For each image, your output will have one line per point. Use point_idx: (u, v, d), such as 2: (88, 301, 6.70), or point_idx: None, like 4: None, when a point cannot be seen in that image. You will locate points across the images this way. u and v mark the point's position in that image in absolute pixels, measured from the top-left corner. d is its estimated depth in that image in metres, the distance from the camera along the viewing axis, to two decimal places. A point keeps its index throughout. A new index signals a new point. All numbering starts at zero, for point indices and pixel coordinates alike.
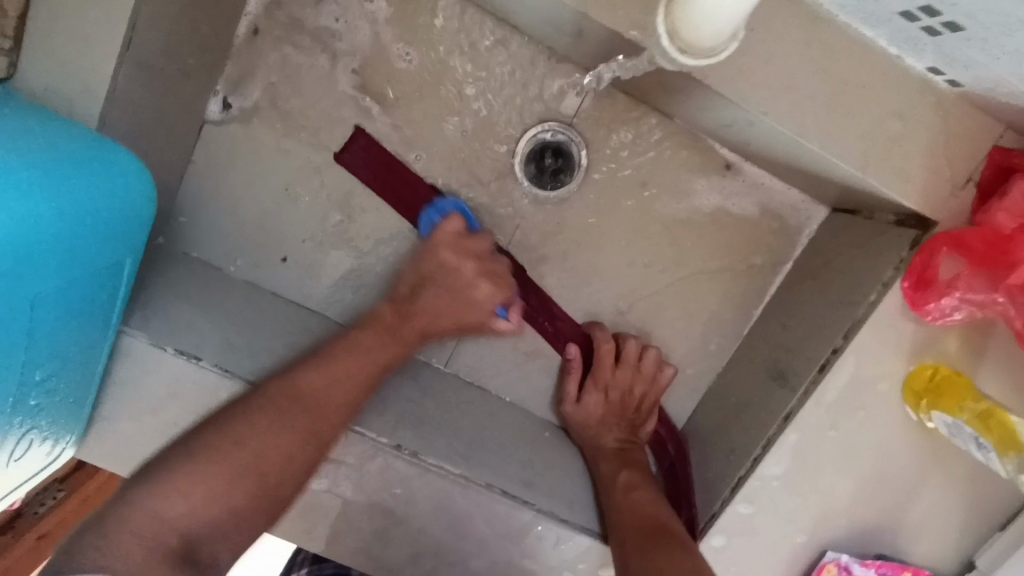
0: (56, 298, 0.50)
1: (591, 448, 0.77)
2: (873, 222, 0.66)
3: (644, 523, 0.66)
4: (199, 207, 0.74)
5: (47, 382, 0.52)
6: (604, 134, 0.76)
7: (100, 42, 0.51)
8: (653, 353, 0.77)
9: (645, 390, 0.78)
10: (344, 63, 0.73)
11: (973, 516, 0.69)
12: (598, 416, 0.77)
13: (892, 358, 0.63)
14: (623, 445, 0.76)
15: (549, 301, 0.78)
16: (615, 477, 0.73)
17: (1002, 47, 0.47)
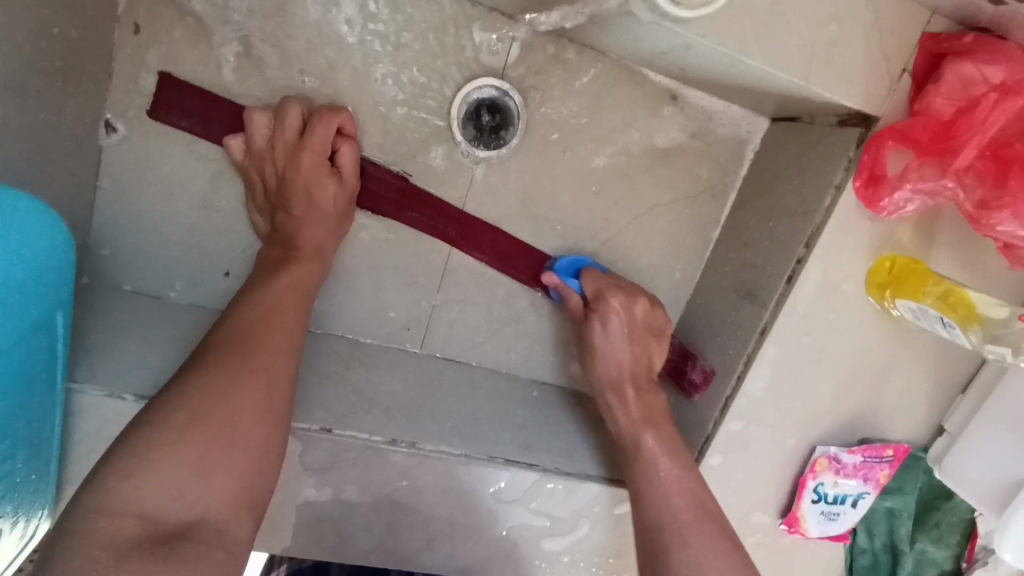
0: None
1: (609, 391, 0.73)
2: (815, 127, 0.67)
3: (677, 485, 0.65)
4: (118, 236, 0.67)
5: (6, 464, 0.48)
6: (536, 81, 0.72)
7: None
8: (643, 307, 0.74)
9: (649, 336, 0.74)
10: (240, 49, 0.65)
11: (938, 385, 0.74)
12: (622, 354, 0.73)
13: (852, 258, 0.65)
14: (647, 393, 0.72)
15: (399, 183, 0.72)
16: (638, 436, 0.69)
17: None
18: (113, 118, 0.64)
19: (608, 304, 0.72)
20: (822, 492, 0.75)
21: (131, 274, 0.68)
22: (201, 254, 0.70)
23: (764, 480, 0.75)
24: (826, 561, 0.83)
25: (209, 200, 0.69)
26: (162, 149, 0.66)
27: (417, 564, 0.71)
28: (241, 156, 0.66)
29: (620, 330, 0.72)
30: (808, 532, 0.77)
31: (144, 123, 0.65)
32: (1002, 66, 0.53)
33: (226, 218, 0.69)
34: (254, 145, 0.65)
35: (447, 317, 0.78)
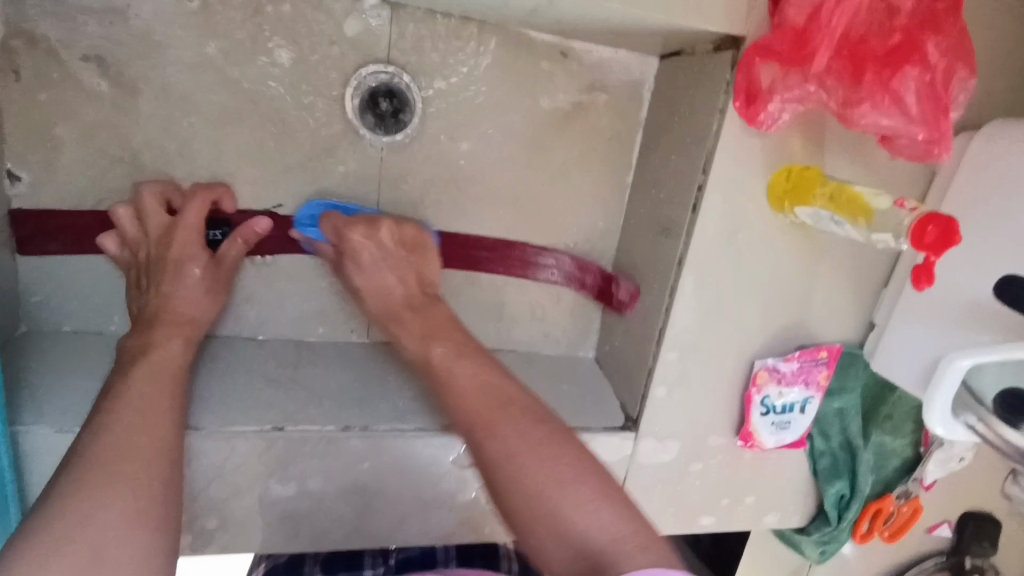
0: None
1: (388, 319, 0.72)
2: (696, 57, 0.69)
3: (478, 384, 0.62)
4: (47, 281, 0.70)
5: None
6: (424, 60, 0.73)
7: None
8: (411, 229, 0.74)
9: (411, 253, 0.74)
10: (125, 79, 0.67)
11: (862, 283, 0.76)
12: (382, 280, 0.72)
13: (751, 176, 0.67)
14: (428, 305, 0.72)
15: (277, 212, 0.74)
16: (427, 354, 0.67)
17: None
18: (15, 167, 0.66)
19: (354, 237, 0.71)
20: (769, 404, 0.78)
21: (68, 315, 0.71)
22: None
23: (712, 402, 0.78)
24: (790, 469, 0.87)
25: None
26: (71, 188, 0.68)
27: (396, 540, 0.74)
28: (123, 257, 0.69)
29: (372, 257, 0.72)
30: (764, 444, 0.81)
31: (46, 167, 0.67)
32: None
33: None
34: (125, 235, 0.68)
35: None
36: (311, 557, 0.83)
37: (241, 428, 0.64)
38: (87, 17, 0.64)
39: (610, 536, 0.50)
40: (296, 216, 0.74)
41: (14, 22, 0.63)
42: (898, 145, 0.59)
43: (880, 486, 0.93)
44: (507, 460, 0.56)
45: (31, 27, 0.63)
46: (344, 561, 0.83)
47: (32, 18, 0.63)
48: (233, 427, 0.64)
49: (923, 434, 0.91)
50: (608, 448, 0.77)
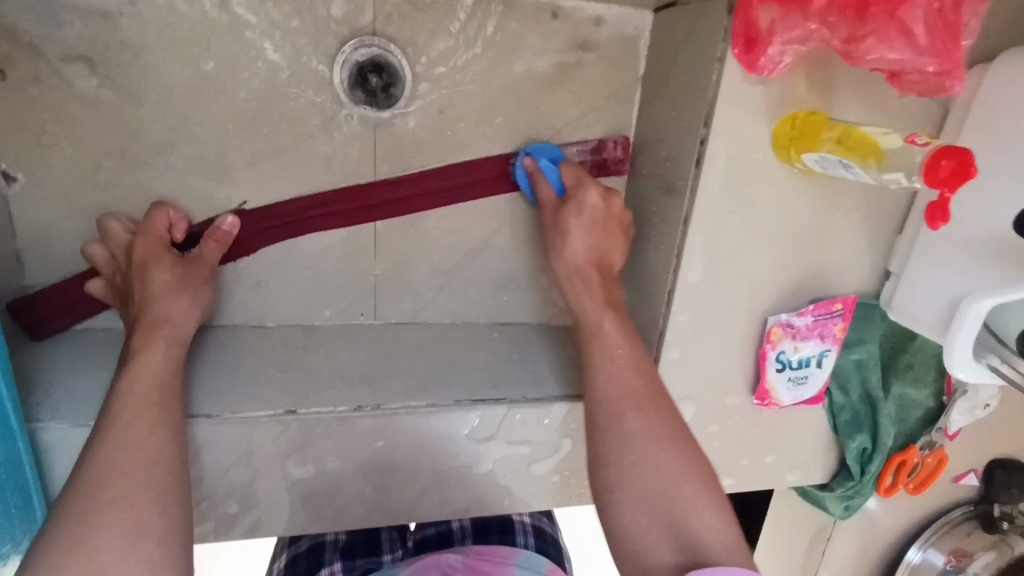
0: None
1: (571, 277, 0.70)
2: (693, 4, 0.66)
3: (634, 382, 0.62)
4: (54, 278, 0.70)
5: None
6: (411, 31, 0.71)
7: None
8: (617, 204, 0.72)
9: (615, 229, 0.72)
10: (108, 71, 0.66)
11: (876, 230, 0.74)
12: (582, 244, 0.70)
13: (755, 126, 0.64)
14: (609, 287, 0.69)
15: (273, 208, 0.73)
16: (600, 322, 0.66)
17: None
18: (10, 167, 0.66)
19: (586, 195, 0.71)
20: (785, 360, 0.77)
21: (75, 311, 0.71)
22: None
23: (726, 361, 0.77)
24: (810, 424, 0.86)
25: None
26: (67, 185, 0.68)
27: (417, 516, 0.74)
28: (103, 263, 0.68)
29: (578, 228, 0.70)
30: (781, 401, 0.80)
31: (43, 165, 0.67)
32: None
33: None
34: (111, 240, 0.67)
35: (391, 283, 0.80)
36: (330, 542, 0.83)
37: (252, 414, 0.64)
38: (64, 7, 0.63)
39: (722, 544, 0.54)
40: (293, 207, 0.73)
41: None
42: (906, 81, 0.57)
43: (903, 439, 0.92)
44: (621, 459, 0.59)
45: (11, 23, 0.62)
46: (362, 547, 0.83)
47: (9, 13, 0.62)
48: (246, 413, 0.64)
49: (945, 383, 0.89)
50: None
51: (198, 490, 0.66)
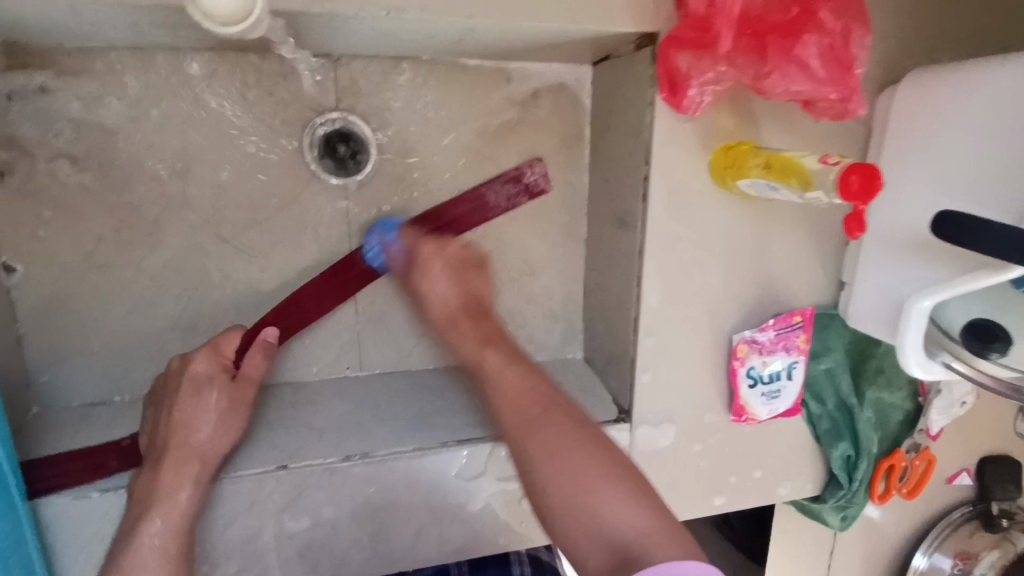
0: None
1: (445, 329, 0.72)
2: (624, 57, 0.73)
3: (520, 396, 0.64)
4: (53, 360, 0.74)
5: None
6: (373, 104, 0.78)
7: None
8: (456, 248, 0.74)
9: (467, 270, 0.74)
10: (98, 168, 0.72)
11: (822, 243, 0.79)
12: (450, 292, 0.72)
13: (692, 159, 0.70)
14: (477, 320, 0.71)
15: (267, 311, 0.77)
16: (480, 359, 0.68)
17: None
18: (11, 260, 0.71)
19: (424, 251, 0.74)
20: (756, 375, 0.80)
21: (75, 391, 0.75)
22: (131, 353, 0.76)
23: (699, 381, 0.80)
24: (792, 437, 0.88)
25: (124, 302, 0.75)
26: (63, 273, 0.73)
27: (414, 560, 0.76)
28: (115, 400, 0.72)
29: (439, 270, 0.72)
30: (758, 415, 0.82)
31: (40, 256, 0.72)
32: None
33: (144, 314, 0.76)
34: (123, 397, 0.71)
35: (374, 336, 0.84)
36: None
37: (246, 472, 0.67)
38: (57, 114, 0.69)
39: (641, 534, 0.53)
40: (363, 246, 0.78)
41: None
42: (818, 107, 0.63)
43: (888, 444, 0.94)
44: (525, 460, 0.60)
45: (9, 134, 0.69)
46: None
47: (7, 125, 0.68)
48: (238, 472, 0.67)
49: (919, 383, 0.91)
50: None
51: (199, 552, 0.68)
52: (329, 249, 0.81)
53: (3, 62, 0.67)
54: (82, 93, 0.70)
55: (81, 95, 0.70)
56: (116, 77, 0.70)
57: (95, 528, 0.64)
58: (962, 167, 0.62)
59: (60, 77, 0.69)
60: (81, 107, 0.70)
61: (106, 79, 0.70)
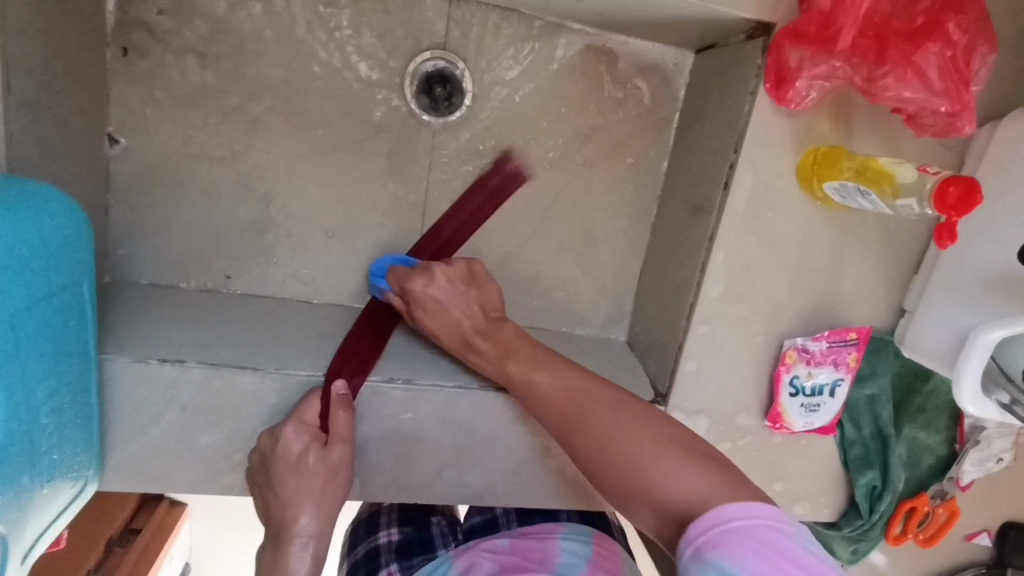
0: (44, 337, 0.53)
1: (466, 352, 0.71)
2: (731, 47, 0.74)
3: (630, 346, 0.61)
4: (132, 236, 0.77)
5: (60, 419, 0.56)
6: (477, 51, 0.80)
7: None
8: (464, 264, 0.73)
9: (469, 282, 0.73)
10: (210, 62, 0.75)
11: (892, 268, 0.79)
12: (448, 319, 0.71)
13: (781, 156, 0.70)
14: (493, 333, 0.70)
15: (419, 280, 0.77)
16: (505, 376, 0.67)
17: None
18: (115, 132, 0.74)
19: (527, 182, 0.78)
20: (799, 385, 0.80)
21: (146, 269, 0.78)
22: (204, 244, 0.79)
23: (741, 380, 0.80)
24: (821, 457, 0.87)
25: (208, 194, 0.78)
26: (158, 155, 0.76)
27: (430, 496, 0.77)
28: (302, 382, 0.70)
29: (434, 299, 0.71)
30: (793, 426, 0.82)
31: (142, 134, 0.75)
32: None
33: (223, 210, 0.79)
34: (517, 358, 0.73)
35: None
36: (384, 545, 0.82)
37: (294, 372, 0.69)
38: (184, 3, 0.72)
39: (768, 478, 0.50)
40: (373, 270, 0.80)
41: (124, 7, 0.71)
42: (924, 121, 0.64)
43: (914, 484, 0.93)
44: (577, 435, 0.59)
45: (140, 13, 0.72)
46: (417, 544, 0.81)
47: (139, 4, 0.72)
48: (289, 369, 0.69)
49: (958, 431, 0.90)
50: None
51: (235, 441, 0.70)
52: (406, 182, 0.82)
53: None
54: None
55: None
56: None
57: (147, 394, 0.66)
58: None
59: None
60: (208, 0, 0.73)
61: None
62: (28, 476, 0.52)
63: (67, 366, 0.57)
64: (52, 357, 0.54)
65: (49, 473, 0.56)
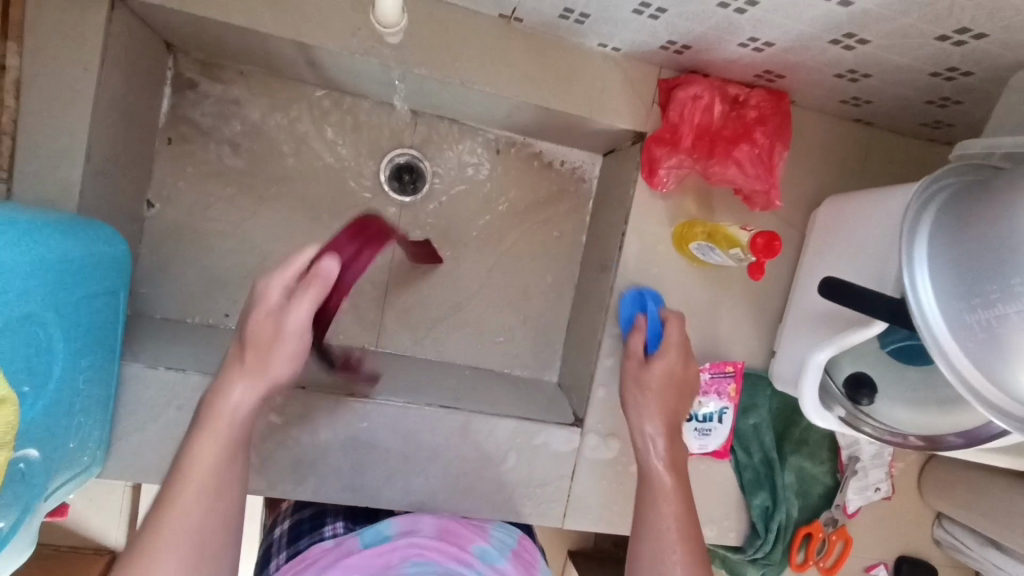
0: (91, 329, 0.71)
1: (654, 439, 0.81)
2: (624, 149, 1.00)
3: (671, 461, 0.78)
4: (154, 279, 0.97)
5: (90, 398, 0.72)
6: (438, 150, 1.06)
7: (62, 159, 0.77)
8: (680, 369, 0.85)
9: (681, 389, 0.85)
10: (232, 150, 0.99)
11: (760, 317, 0.99)
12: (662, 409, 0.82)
13: (660, 226, 0.94)
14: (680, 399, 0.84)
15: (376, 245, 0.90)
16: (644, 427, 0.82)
17: (618, 25, 0.81)
18: (153, 198, 0.96)
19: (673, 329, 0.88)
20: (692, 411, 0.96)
21: (161, 306, 0.97)
22: (210, 288, 0.99)
23: None
24: (721, 482, 1.01)
25: (218, 249, 0.99)
26: (184, 217, 0.98)
27: (379, 501, 0.90)
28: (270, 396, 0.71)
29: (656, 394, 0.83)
30: (690, 447, 0.97)
31: (173, 200, 0.97)
32: (697, 86, 0.87)
33: (229, 262, 0.99)
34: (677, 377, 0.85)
35: (394, 322, 1.06)
36: (333, 511, 0.92)
37: None
38: (218, 109, 0.98)
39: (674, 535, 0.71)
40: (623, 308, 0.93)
41: (173, 110, 0.96)
42: (753, 199, 0.90)
43: (810, 514, 1.05)
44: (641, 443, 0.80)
45: (185, 114, 0.97)
46: (364, 515, 0.92)
47: (185, 108, 0.97)
48: None
49: (838, 463, 1.05)
50: (559, 439, 0.94)
51: None
52: (377, 246, 1.05)
53: (201, 69, 0.97)
54: (241, 99, 0.98)
55: (238, 99, 0.98)
56: (267, 93, 0.99)
57: (153, 395, 0.81)
58: (844, 262, 0.84)
59: (229, 85, 0.98)
60: (237, 107, 0.98)
61: (261, 93, 0.99)
62: (62, 435, 0.68)
63: (100, 354, 0.74)
64: (92, 345, 0.72)
65: (74, 441, 0.71)
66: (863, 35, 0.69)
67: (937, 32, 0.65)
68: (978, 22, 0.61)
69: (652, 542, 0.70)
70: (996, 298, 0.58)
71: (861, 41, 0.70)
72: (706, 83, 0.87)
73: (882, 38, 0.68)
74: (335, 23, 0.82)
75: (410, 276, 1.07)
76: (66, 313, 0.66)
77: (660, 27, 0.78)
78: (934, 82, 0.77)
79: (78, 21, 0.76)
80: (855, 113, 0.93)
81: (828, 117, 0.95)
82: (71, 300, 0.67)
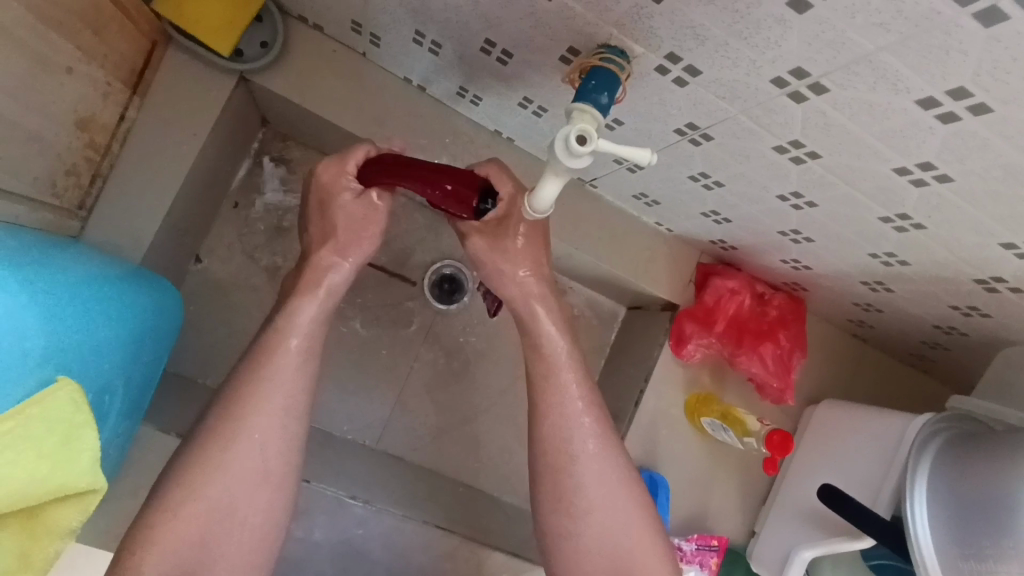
0: (133, 391, 0.70)
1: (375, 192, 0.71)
2: (651, 312, 1.08)
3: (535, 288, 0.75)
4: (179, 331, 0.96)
5: (111, 461, 0.70)
6: (480, 269, 1.12)
7: (143, 212, 0.79)
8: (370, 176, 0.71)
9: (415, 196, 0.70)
10: (291, 226, 1.01)
11: (748, 496, 1.04)
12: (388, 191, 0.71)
13: (674, 393, 1.01)
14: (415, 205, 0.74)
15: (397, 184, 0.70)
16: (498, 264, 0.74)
17: (679, 217, 0.90)
18: (202, 254, 0.98)
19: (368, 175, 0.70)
20: None
21: (177, 359, 0.95)
22: (229, 350, 0.98)
23: None
24: None
25: (252, 313, 0.99)
26: (225, 277, 0.99)
27: None
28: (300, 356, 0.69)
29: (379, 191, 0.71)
30: None
31: (222, 258, 0.99)
32: (733, 279, 0.96)
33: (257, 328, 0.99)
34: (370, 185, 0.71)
35: (399, 422, 1.07)
36: None
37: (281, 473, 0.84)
38: (289, 186, 1.02)
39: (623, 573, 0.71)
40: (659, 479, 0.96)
41: (247, 176, 1.00)
42: (765, 390, 1.00)
43: None
44: (564, 391, 0.73)
45: (256, 182, 1.00)
46: None
47: (259, 179, 1.00)
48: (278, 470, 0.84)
49: None
50: None
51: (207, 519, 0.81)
52: (402, 346, 1.08)
53: (283, 146, 1.01)
54: None
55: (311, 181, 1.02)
56: None
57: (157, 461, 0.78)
58: (835, 467, 0.92)
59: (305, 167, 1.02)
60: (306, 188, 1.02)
61: None
62: None
63: (133, 416, 0.72)
64: (129, 407, 0.70)
65: None
66: (890, 286, 0.80)
67: (952, 303, 0.77)
68: (988, 306, 0.73)
69: (574, 516, 0.72)
70: (988, 553, 0.65)
71: (887, 289, 0.81)
72: (741, 278, 0.97)
73: (905, 292, 0.80)
74: (435, 150, 0.88)
75: (427, 383, 1.09)
76: (117, 375, 0.65)
77: (717, 228, 0.88)
78: (934, 331, 0.89)
79: (201, 92, 0.80)
80: (857, 330, 1.04)
81: (833, 327, 1.07)
82: (123, 361, 0.66)
